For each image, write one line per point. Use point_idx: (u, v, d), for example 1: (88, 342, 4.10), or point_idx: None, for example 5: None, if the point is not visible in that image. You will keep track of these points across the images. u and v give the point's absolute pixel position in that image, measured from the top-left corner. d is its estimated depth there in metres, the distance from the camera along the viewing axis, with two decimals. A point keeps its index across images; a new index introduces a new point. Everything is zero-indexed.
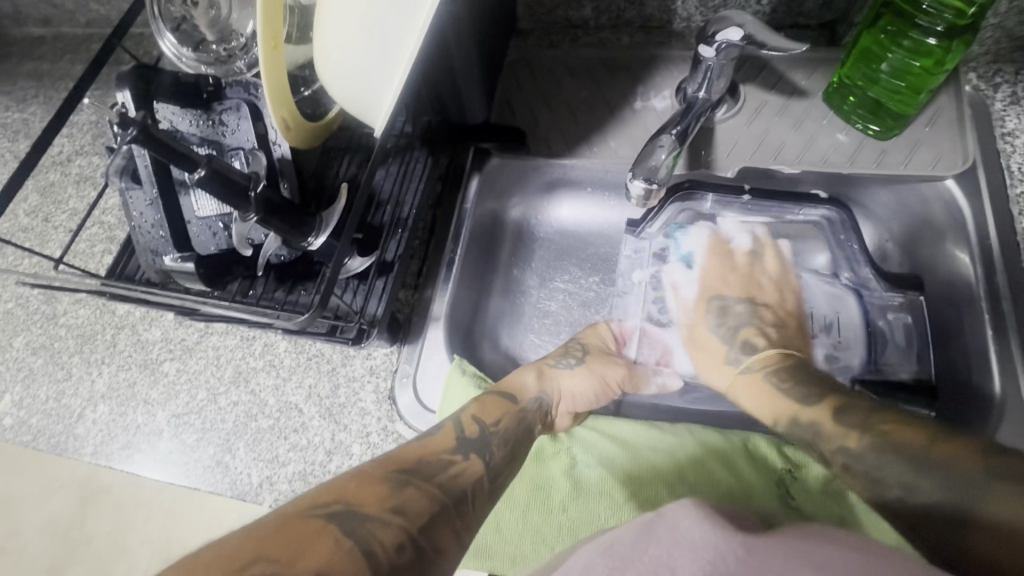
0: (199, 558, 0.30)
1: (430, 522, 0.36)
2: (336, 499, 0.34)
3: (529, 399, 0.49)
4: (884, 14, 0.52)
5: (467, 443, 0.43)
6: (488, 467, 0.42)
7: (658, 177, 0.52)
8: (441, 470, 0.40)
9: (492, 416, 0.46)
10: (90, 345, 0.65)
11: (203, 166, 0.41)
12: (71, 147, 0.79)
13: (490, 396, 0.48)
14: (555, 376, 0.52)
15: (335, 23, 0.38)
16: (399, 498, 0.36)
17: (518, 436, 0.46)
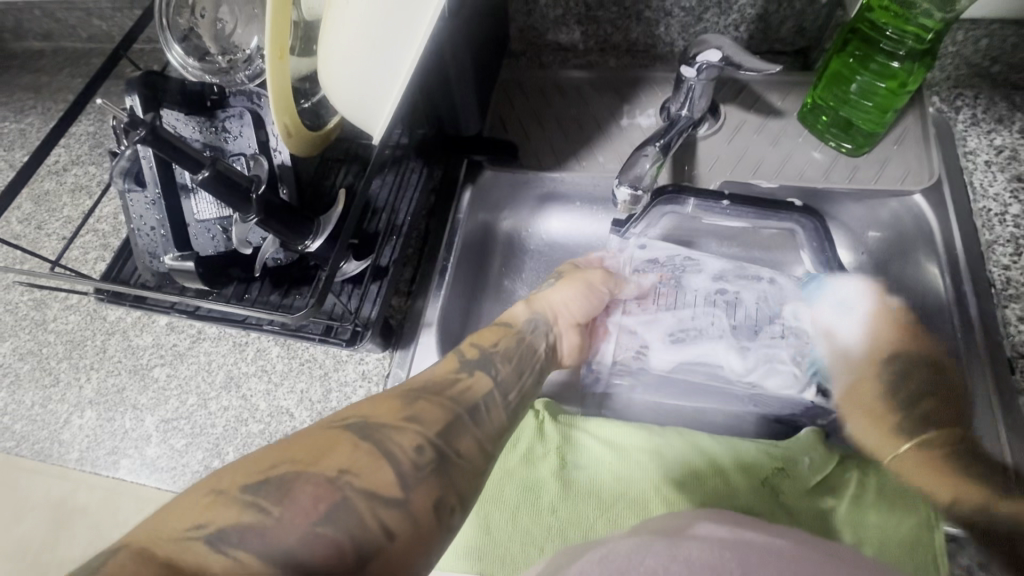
0: (233, 466, 0.31)
1: (445, 429, 0.37)
2: (356, 415, 0.35)
3: (523, 321, 0.51)
4: (852, 40, 0.55)
5: (470, 362, 0.44)
6: (495, 382, 0.43)
7: (643, 184, 0.55)
8: (452, 385, 0.41)
9: (488, 339, 0.47)
10: (79, 351, 0.65)
11: (208, 167, 0.42)
12: (68, 157, 0.80)
13: (490, 326, 0.50)
14: (542, 296, 0.54)
15: (340, 36, 0.41)
16: (412, 409, 0.37)
17: (516, 350, 0.47)
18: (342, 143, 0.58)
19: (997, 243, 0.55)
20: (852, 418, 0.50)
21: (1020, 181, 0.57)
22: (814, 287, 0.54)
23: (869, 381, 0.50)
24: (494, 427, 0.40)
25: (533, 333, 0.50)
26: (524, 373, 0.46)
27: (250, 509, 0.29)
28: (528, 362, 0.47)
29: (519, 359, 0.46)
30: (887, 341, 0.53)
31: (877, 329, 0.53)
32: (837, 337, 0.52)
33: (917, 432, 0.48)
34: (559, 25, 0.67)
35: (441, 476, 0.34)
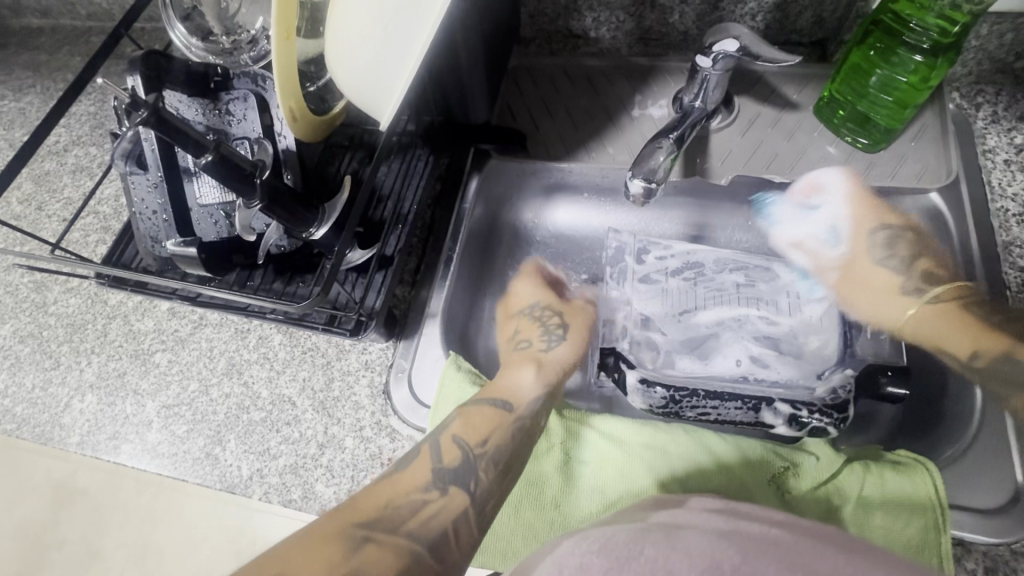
0: None
1: (398, 575, 0.38)
2: (280, 575, 0.35)
3: (524, 402, 0.50)
4: (873, 31, 0.54)
5: (449, 474, 0.44)
6: (472, 497, 0.44)
7: (657, 177, 0.54)
8: (411, 513, 0.42)
9: (478, 435, 0.47)
10: (80, 334, 0.64)
11: (211, 151, 0.41)
12: (68, 137, 0.78)
13: (482, 406, 0.49)
14: (549, 356, 0.55)
15: (346, 17, 0.39)
16: (358, 557, 0.37)
17: (509, 450, 0.47)
18: (348, 127, 0.56)
19: (1014, 244, 0.54)
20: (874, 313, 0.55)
21: None
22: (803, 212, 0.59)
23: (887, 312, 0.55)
24: (468, 548, 0.42)
25: (534, 416, 0.50)
26: (511, 474, 0.46)
27: None
28: (522, 453, 0.48)
29: (507, 461, 0.46)
30: (862, 222, 0.57)
31: (858, 207, 0.57)
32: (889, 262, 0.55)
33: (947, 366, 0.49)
34: (571, 11, 0.65)
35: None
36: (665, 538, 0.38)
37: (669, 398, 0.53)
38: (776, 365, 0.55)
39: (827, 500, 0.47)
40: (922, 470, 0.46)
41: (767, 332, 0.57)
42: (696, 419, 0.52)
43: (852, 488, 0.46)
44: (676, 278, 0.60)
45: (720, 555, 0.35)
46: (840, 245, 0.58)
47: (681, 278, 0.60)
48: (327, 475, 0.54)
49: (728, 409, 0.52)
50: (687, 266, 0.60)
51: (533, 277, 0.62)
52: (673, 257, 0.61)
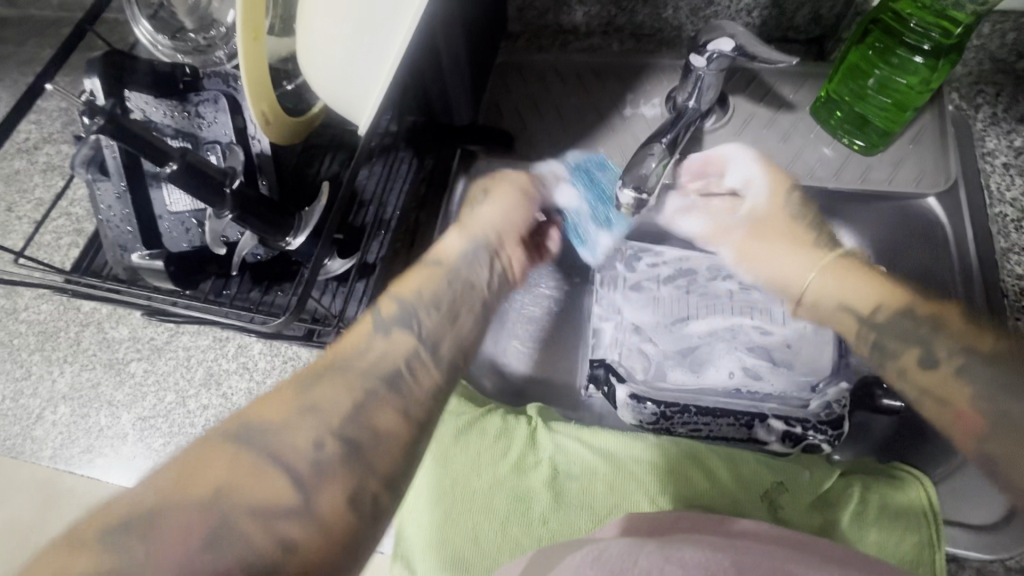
0: (114, 506, 0.32)
1: (351, 412, 0.37)
2: (235, 418, 0.36)
3: (455, 256, 0.49)
4: (872, 30, 0.52)
5: (388, 322, 0.43)
6: (417, 339, 0.43)
7: (648, 186, 0.53)
8: (359, 354, 0.41)
9: (410, 291, 0.45)
10: (52, 343, 0.62)
11: (176, 159, 0.39)
12: (39, 134, 0.75)
13: (417, 268, 0.48)
14: (476, 217, 0.52)
15: (319, 15, 0.37)
16: (313, 396, 0.38)
17: (445, 295, 0.46)
18: (328, 130, 0.54)
19: (1012, 251, 0.54)
20: (808, 268, 0.50)
21: None
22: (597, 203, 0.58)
23: (813, 297, 0.50)
24: (425, 390, 0.41)
25: (469, 267, 0.49)
26: (461, 312, 0.46)
27: (117, 551, 0.31)
28: (461, 298, 0.47)
29: (445, 300, 0.46)
30: (777, 184, 0.55)
31: (770, 174, 0.56)
32: (777, 213, 0.54)
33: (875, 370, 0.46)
34: (561, 5, 0.63)
35: (348, 461, 0.36)
36: (659, 549, 0.36)
37: (660, 414, 0.51)
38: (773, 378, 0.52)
39: (821, 515, 0.45)
40: (916, 484, 0.45)
41: (762, 342, 0.53)
42: (687, 434, 0.51)
43: (847, 503, 0.45)
44: (669, 286, 0.57)
45: (712, 563, 0.34)
46: (754, 201, 0.55)
47: (673, 286, 0.57)
48: None
49: (719, 426, 0.51)
50: (679, 274, 0.58)
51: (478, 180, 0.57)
52: (665, 264, 0.58)
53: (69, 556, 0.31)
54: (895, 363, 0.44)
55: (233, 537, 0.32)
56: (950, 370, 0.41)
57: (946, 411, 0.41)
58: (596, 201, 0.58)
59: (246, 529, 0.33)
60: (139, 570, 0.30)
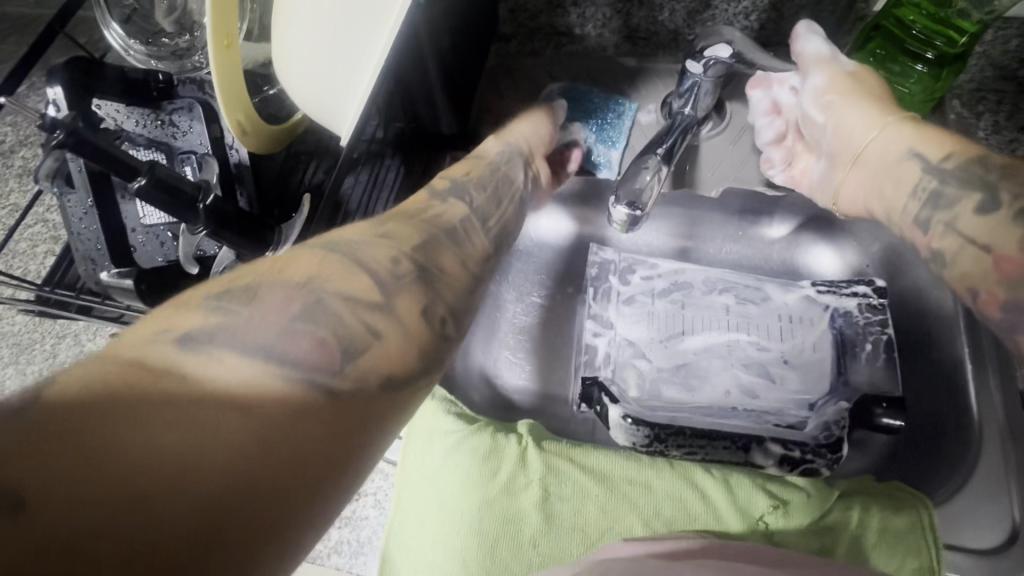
0: (186, 303, 0.31)
1: (421, 245, 0.38)
2: (320, 241, 0.36)
3: (494, 155, 0.53)
4: (874, 37, 0.50)
5: (444, 193, 0.45)
6: (470, 208, 0.45)
7: (642, 201, 0.51)
8: (423, 211, 0.43)
9: (460, 172, 0.49)
10: (27, 356, 0.60)
11: (144, 173, 0.37)
12: (14, 137, 0.72)
13: (463, 162, 0.51)
14: (509, 128, 0.57)
15: (295, 22, 0.35)
16: (385, 229, 0.38)
17: (488, 179, 0.49)
18: (309, 137, 0.52)
19: None
20: (876, 133, 0.45)
21: None
22: (602, 138, 0.62)
23: (862, 163, 0.46)
24: (478, 250, 0.42)
25: (507, 162, 0.52)
26: (504, 201, 0.49)
27: (213, 311, 0.30)
28: (502, 187, 0.49)
29: (493, 183, 0.49)
30: (861, 70, 0.48)
31: (863, 73, 0.48)
32: (859, 77, 0.48)
33: (916, 229, 0.42)
34: (553, 6, 0.60)
35: (425, 283, 0.36)
36: None
37: (653, 435, 0.50)
38: (769, 395, 0.51)
39: (819, 542, 0.44)
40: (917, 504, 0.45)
41: (757, 359, 0.52)
42: (682, 457, 0.50)
43: (846, 526, 0.44)
44: (664, 300, 0.56)
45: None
46: (839, 66, 0.48)
47: (668, 300, 0.56)
48: None
49: (715, 450, 0.49)
50: (674, 287, 0.56)
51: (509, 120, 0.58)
52: (660, 277, 0.57)
53: (150, 376, 0.26)
54: (946, 214, 0.40)
55: (325, 316, 0.32)
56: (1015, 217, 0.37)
57: (988, 257, 0.38)
58: (598, 129, 0.62)
59: (340, 312, 0.32)
60: (229, 335, 0.29)
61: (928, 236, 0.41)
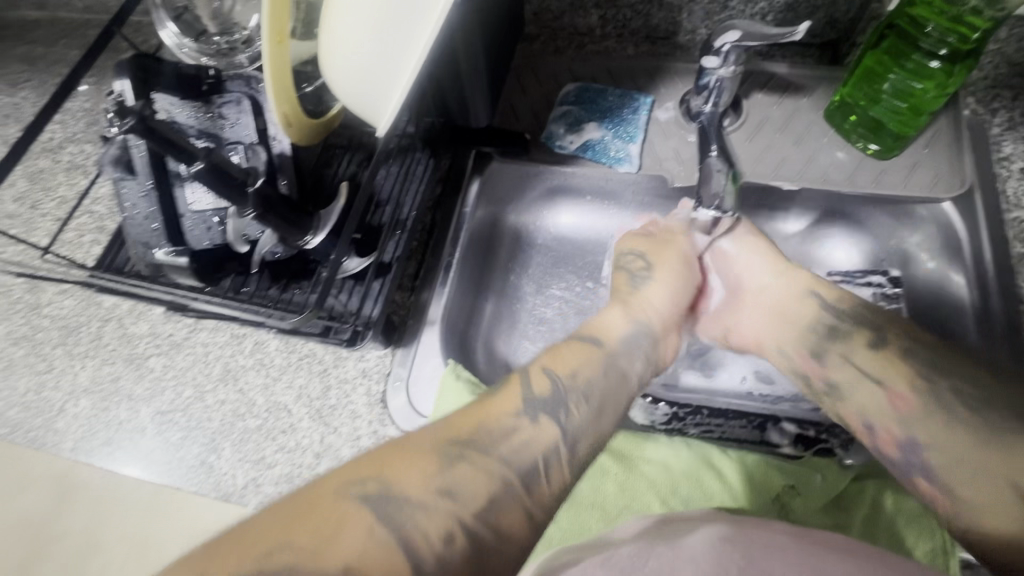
0: (223, 545, 0.30)
1: (485, 506, 0.35)
2: (373, 478, 0.34)
3: (618, 340, 0.47)
4: (887, 36, 0.52)
5: (536, 405, 0.40)
6: (563, 431, 0.40)
7: (725, 204, 0.53)
8: (501, 437, 0.38)
9: (566, 367, 0.43)
10: (75, 337, 0.63)
11: (201, 158, 0.40)
12: (63, 134, 0.77)
13: (571, 344, 0.46)
14: (641, 299, 0.51)
15: (344, 19, 0.38)
16: (448, 477, 0.35)
17: (599, 386, 0.43)
18: (345, 129, 0.55)
19: None
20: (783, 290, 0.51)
21: None
22: (611, 125, 0.64)
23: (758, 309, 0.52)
24: (554, 493, 0.37)
25: (627, 353, 0.46)
26: (607, 412, 0.42)
27: None
28: (613, 396, 0.43)
29: (599, 397, 0.42)
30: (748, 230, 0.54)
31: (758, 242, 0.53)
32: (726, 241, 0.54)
33: (811, 359, 0.47)
34: (576, 8, 0.64)
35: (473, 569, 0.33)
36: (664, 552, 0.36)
37: (672, 414, 0.51)
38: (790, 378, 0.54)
39: (832, 518, 0.46)
40: None
41: None
42: (699, 437, 0.51)
43: (858, 506, 0.46)
44: None
45: (726, 561, 0.35)
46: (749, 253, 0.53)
47: None
48: None
49: (732, 428, 0.51)
50: None
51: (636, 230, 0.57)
52: None
53: None
54: (842, 349, 0.46)
55: None
56: (894, 350, 0.45)
57: (893, 408, 0.43)
58: (609, 123, 0.64)
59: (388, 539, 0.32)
60: None
61: (824, 367, 0.47)
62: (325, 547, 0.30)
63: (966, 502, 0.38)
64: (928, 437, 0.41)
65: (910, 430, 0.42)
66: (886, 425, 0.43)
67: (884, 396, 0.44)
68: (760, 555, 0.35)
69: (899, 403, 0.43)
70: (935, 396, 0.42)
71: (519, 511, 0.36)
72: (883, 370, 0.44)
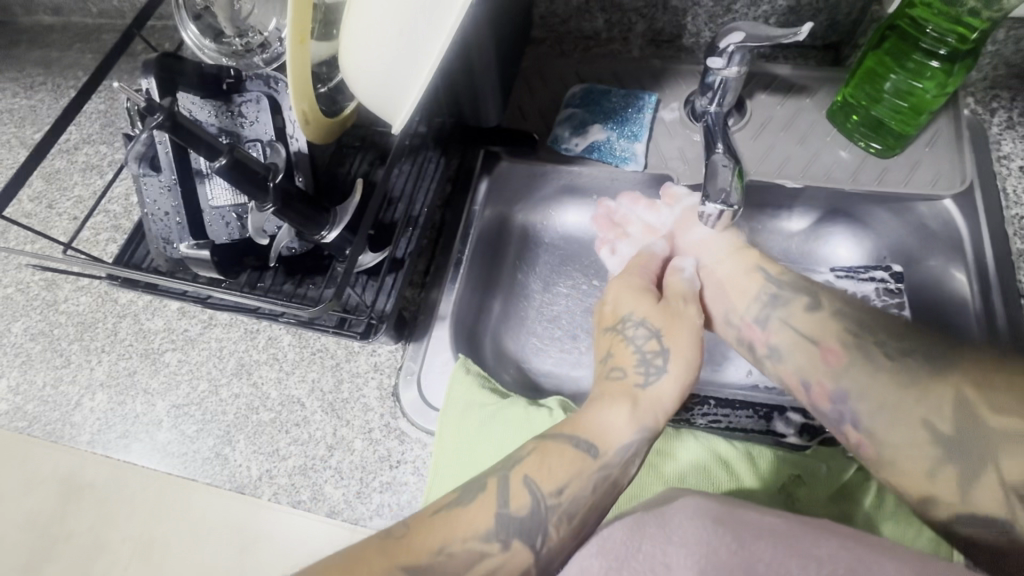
0: None
1: None
2: None
3: (614, 448, 0.42)
4: (889, 36, 0.53)
5: (513, 526, 0.38)
6: (535, 554, 0.38)
7: (731, 198, 0.53)
8: (466, 564, 0.36)
9: (553, 482, 0.40)
10: (91, 333, 0.65)
11: (225, 154, 0.41)
12: (79, 135, 0.78)
13: (563, 449, 0.41)
14: (653, 395, 0.45)
15: (363, 20, 0.39)
16: None
17: (585, 501, 0.40)
18: (359, 129, 0.56)
19: None
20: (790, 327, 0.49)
21: None
22: (617, 126, 0.65)
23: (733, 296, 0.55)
24: None
25: (624, 465, 0.42)
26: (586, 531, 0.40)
27: None
28: (599, 505, 0.40)
29: (583, 517, 0.39)
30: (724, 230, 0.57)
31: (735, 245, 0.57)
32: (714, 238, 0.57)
33: (755, 325, 0.52)
34: (583, 12, 0.65)
35: None
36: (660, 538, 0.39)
37: (680, 405, 0.53)
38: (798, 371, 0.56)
39: (838, 508, 0.47)
40: None
41: None
42: (706, 426, 0.53)
43: (864, 495, 0.47)
44: None
45: (717, 542, 0.37)
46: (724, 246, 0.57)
47: None
48: (335, 476, 0.54)
49: (738, 418, 0.53)
50: None
51: (642, 299, 0.52)
52: None
53: None
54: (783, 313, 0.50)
55: None
56: (827, 314, 0.48)
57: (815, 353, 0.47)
58: (616, 125, 0.65)
59: None
60: None
61: (767, 331, 0.51)
62: None
63: (885, 448, 0.41)
64: (856, 388, 0.43)
65: (839, 382, 0.44)
66: (817, 380, 0.46)
67: (817, 354, 0.47)
68: (751, 537, 0.37)
69: (831, 358, 0.46)
70: (858, 349, 0.45)
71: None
72: (817, 331, 0.47)
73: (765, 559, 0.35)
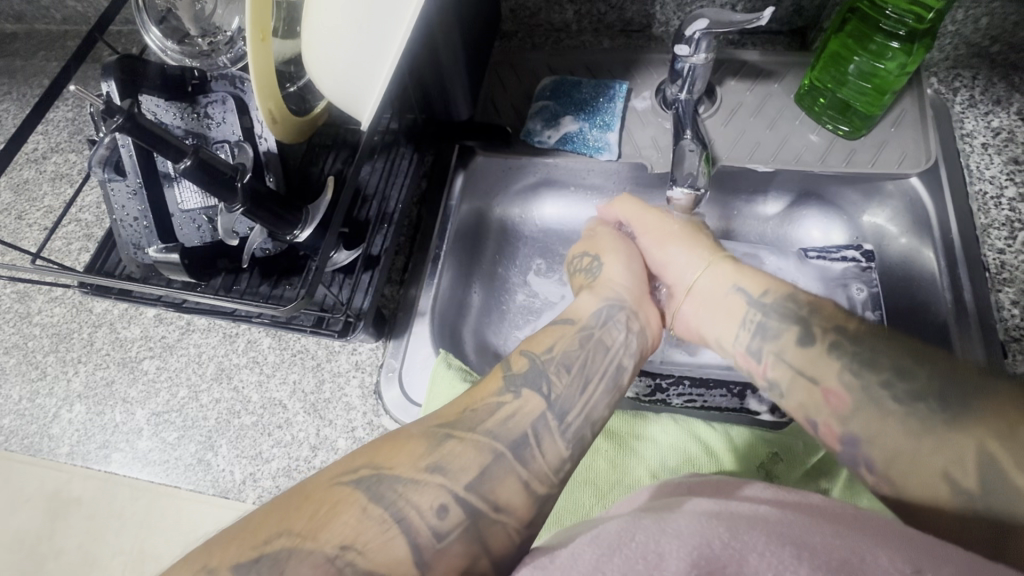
0: (226, 539, 0.32)
1: (477, 475, 0.37)
2: (365, 465, 0.36)
3: (589, 314, 0.49)
4: (851, 19, 0.55)
5: (519, 380, 0.43)
6: (547, 402, 0.42)
7: (700, 182, 0.55)
8: (490, 414, 0.41)
9: (541, 346, 0.46)
10: (66, 344, 0.64)
11: (190, 155, 0.41)
12: (46, 145, 0.77)
13: (550, 328, 0.49)
14: (607, 279, 0.53)
15: (322, 16, 0.39)
16: (439, 454, 0.37)
17: (578, 354, 0.46)
18: (328, 128, 0.56)
19: (992, 226, 0.55)
20: (721, 309, 0.49)
21: (1016, 163, 0.57)
22: (589, 117, 0.65)
23: (695, 296, 0.51)
24: (549, 464, 0.40)
25: (602, 324, 0.49)
26: (591, 382, 0.44)
27: None
28: (595, 360, 0.46)
29: (577, 362, 0.45)
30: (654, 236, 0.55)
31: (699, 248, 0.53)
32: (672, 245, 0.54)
33: (751, 358, 0.46)
34: (552, 4, 0.66)
35: (467, 533, 0.35)
36: (652, 529, 0.32)
37: (656, 385, 0.55)
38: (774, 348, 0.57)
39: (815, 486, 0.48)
40: None
41: None
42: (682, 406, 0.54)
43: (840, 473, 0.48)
44: None
45: (709, 534, 0.31)
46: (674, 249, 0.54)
47: None
48: None
49: (713, 397, 0.54)
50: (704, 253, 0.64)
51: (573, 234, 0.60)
52: None
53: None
54: (774, 344, 0.45)
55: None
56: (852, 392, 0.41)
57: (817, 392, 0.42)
58: (588, 115, 0.65)
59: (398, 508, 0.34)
60: None
61: (763, 365, 0.45)
62: (325, 531, 0.33)
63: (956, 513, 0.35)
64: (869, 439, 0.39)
65: (848, 435, 0.40)
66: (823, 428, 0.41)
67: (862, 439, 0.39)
68: (745, 527, 0.31)
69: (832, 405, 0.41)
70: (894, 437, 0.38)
71: (513, 482, 0.38)
72: (813, 368, 0.43)
73: (757, 548, 0.29)
